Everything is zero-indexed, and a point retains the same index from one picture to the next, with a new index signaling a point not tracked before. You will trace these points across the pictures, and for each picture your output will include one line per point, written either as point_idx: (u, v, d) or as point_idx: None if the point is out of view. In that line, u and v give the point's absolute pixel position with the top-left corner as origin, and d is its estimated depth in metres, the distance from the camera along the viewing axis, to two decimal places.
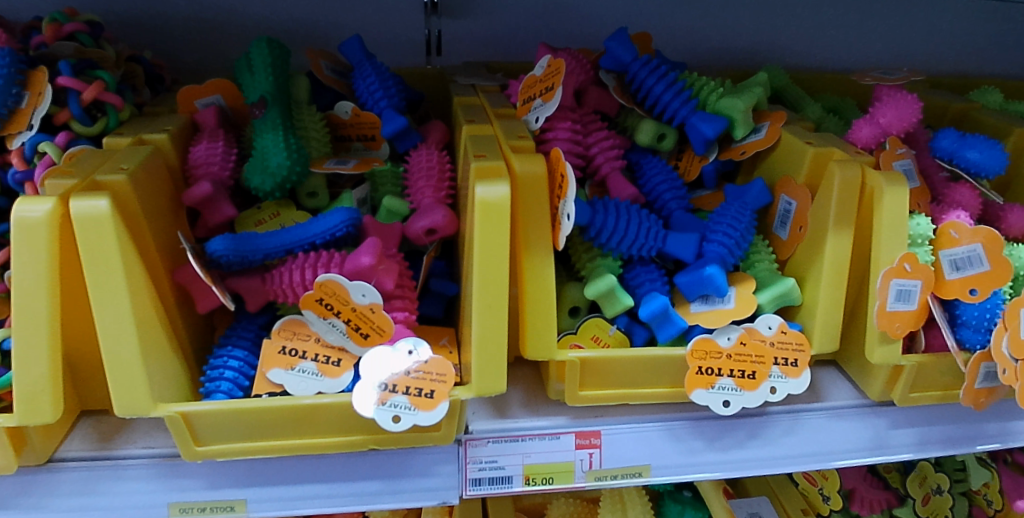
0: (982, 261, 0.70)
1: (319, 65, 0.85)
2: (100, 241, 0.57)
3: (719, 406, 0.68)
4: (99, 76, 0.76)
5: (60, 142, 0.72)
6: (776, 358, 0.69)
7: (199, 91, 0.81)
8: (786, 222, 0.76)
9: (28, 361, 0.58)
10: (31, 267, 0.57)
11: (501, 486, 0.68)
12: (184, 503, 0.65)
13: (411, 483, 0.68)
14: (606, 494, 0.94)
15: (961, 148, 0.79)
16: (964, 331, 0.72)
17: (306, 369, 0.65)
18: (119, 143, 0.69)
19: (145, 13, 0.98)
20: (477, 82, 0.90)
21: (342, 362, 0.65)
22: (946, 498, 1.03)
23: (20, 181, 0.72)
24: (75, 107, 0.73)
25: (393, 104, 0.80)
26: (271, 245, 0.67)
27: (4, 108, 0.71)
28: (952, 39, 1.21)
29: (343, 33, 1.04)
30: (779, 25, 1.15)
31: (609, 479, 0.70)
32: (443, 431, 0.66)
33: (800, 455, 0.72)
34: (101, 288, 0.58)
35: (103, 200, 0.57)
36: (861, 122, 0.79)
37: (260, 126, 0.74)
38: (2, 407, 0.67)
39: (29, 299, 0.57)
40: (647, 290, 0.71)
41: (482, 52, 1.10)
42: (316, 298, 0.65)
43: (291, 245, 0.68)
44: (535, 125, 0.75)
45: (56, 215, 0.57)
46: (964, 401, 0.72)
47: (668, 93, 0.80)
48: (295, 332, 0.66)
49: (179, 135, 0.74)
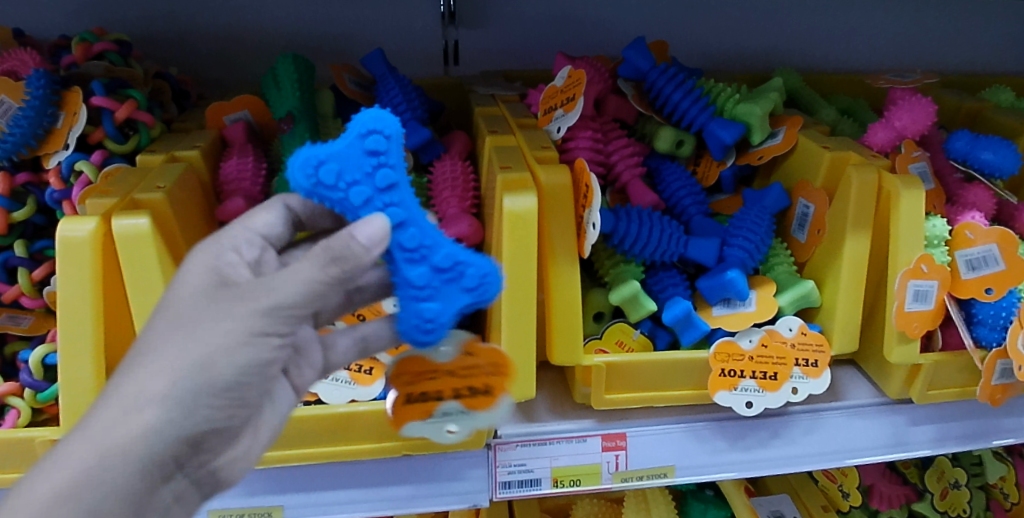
0: (998, 260, 0.72)
1: (343, 78, 0.88)
2: (142, 258, 0.59)
3: (742, 407, 0.70)
4: (131, 95, 0.78)
5: (96, 160, 0.74)
6: (798, 358, 0.71)
7: (226, 108, 0.83)
8: (804, 225, 0.77)
9: (74, 370, 0.61)
10: (76, 284, 0.59)
11: (529, 488, 0.69)
12: (222, 510, 0.67)
13: (443, 487, 0.70)
14: (630, 494, 0.97)
15: (975, 149, 0.81)
16: (981, 329, 0.73)
17: (451, 412, 0.63)
18: (153, 160, 0.71)
19: (169, 31, 1.01)
20: (496, 92, 0.92)
21: (494, 391, 0.62)
22: (965, 492, 1.04)
23: (58, 200, 0.74)
24: (109, 126, 0.75)
25: (416, 116, 0.82)
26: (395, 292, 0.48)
27: (40, 128, 0.73)
28: (962, 39, 1.22)
29: (362, 46, 1.06)
30: (791, 27, 1.16)
31: (635, 480, 0.71)
32: (474, 436, 0.68)
33: (822, 452, 0.73)
34: (144, 300, 0.60)
35: (142, 218, 0.58)
36: (877, 125, 0.80)
37: (289, 141, 0.76)
38: (46, 420, 0.69)
39: (75, 314, 0.59)
40: (670, 295, 0.73)
41: (499, 60, 1.11)
42: (479, 347, 0.61)
43: (404, 221, 0.47)
44: (557, 134, 0.78)
45: (99, 234, 0.59)
46: (981, 398, 0.74)
47: (686, 100, 0.82)
48: (425, 374, 0.61)
49: (210, 151, 0.76)
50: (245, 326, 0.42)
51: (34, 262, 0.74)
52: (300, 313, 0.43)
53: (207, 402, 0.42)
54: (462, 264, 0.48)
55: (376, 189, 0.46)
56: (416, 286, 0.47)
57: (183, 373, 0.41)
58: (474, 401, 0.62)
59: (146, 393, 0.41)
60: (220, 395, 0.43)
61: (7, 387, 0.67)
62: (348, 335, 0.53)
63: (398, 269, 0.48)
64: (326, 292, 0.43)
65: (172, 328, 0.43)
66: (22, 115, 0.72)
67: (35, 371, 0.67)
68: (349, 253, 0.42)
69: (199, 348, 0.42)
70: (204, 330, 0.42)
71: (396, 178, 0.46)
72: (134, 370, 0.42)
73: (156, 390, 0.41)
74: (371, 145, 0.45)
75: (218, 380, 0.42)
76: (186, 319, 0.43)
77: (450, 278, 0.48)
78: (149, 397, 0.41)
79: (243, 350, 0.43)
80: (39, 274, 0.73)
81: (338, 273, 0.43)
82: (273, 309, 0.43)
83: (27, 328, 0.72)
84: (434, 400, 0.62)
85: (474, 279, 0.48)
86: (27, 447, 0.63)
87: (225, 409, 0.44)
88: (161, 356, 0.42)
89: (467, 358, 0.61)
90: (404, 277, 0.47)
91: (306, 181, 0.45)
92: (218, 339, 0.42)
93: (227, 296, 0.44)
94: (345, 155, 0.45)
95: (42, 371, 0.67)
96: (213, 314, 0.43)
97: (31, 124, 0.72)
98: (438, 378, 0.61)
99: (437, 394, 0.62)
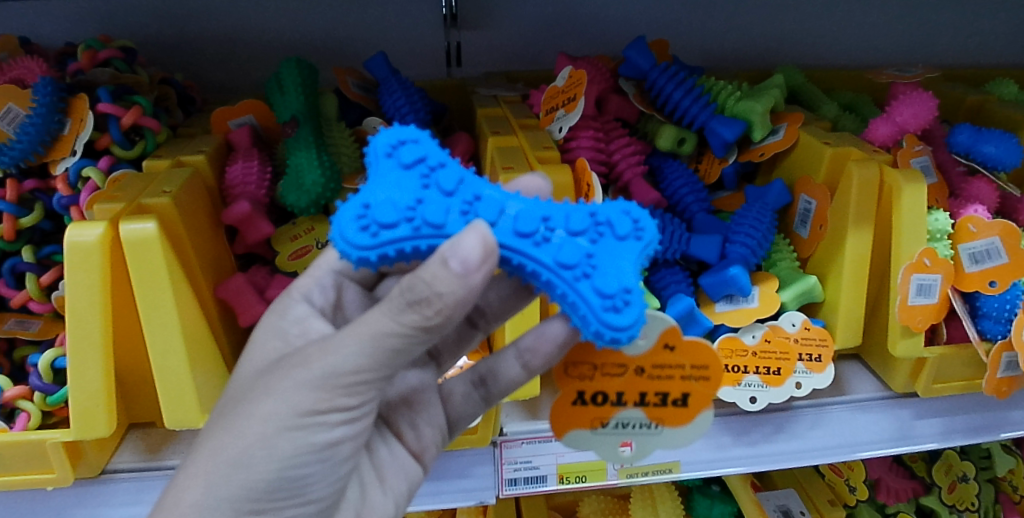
0: (1001, 253, 0.71)
1: (345, 82, 0.89)
2: (148, 262, 0.60)
3: (746, 403, 0.70)
4: (136, 101, 0.79)
5: (102, 167, 0.75)
6: (801, 352, 0.71)
7: (232, 112, 0.84)
8: (806, 221, 0.78)
9: (82, 373, 0.61)
10: (84, 288, 0.59)
11: (536, 485, 0.71)
12: None
13: (450, 485, 0.71)
14: (637, 490, 0.97)
15: (977, 143, 0.81)
16: (985, 322, 0.73)
17: (633, 423, 0.61)
18: (159, 166, 0.72)
19: (174, 36, 1.02)
20: (499, 93, 0.94)
21: (691, 404, 0.60)
22: (972, 485, 1.04)
23: (65, 206, 0.75)
24: (116, 132, 0.76)
25: (419, 118, 0.83)
26: (558, 285, 0.46)
27: (47, 135, 0.74)
28: (966, 31, 1.22)
29: (366, 50, 1.07)
30: (793, 23, 1.16)
31: (640, 476, 0.72)
32: (480, 433, 0.69)
33: (827, 447, 0.73)
34: (151, 303, 0.61)
35: (150, 223, 0.59)
36: (879, 119, 0.79)
37: (294, 145, 0.76)
38: (56, 422, 0.70)
39: (83, 318, 0.60)
40: (672, 292, 0.73)
41: (501, 61, 1.12)
42: (683, 346, 0.58)
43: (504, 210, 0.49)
44: (558, 134, 0.79)
45: (107, 239, 0.59)
46: (987, 391, 0.73)
47: (687, 99, 0.82)
48: (608, 371, 0.59)
49: (214, 155, 0.77)
50: (287, 411, 0.47)
51: (41, 267, 0.75)
52: (346, 383, 0.47)
53: (251, 505, 0.48)
54: (600, 214, 0.49)
55: (447, 194, 0.49)
56: (573, 260, 0.47)
57: (225, 477, 0.47)
58: (663, 414, 0.61)
59: (187, 507, 0.46)
60: (266, 490, 0.48)
61: (17, 390, 0.68)
62: (511, 359, 0.59)
63: (540, 257, 0.47)
64: (380, 351, 0.45)
65: (217, 424, 0.49)
66: (30, 123, 0.73)
67: (45, 374, 0.68)
68: (433, 278, 0.41)
69: (237, 448, 0.47)
70: (244, 421, 0.47)
71: (458, 174, 0.50)
72: (190, 468, 0.48)
73: (196, 500, 0.46)
74: (411, 156, 0.50)
75: (258, 474, 0.47)
76: (230, 414, 0.49)
77: (602, 231, 0.48)
78: (187, 506, 0.46)
79: (283, 437, 0.47)
80: (48, 279, 0.73)
81: (418, 314, 0.43)
82: (315, 385, 0.47)
83: (35, 333, 0.72)
84: (612, 408, 0.61)
85: (627, 220, 0.49)
86: (38, 449, 0.64)
87: (280, 502, 0.49)
88: (204, 457, 0.48)
89: (662, 354, 0.58)
90: (554, 260, 0.47)
91: (368, 234, 0.46)
92: (258, 434, 0.47)
93: (273, 377, 0.48)
94: (392, 185, 0.49)
95: (52, 374, 0.68)
96: (254, 403, 0.48)
97: (38, 132, 0.73)
98: (624, 376, 0.59)
99: (617, 400, 0.60)
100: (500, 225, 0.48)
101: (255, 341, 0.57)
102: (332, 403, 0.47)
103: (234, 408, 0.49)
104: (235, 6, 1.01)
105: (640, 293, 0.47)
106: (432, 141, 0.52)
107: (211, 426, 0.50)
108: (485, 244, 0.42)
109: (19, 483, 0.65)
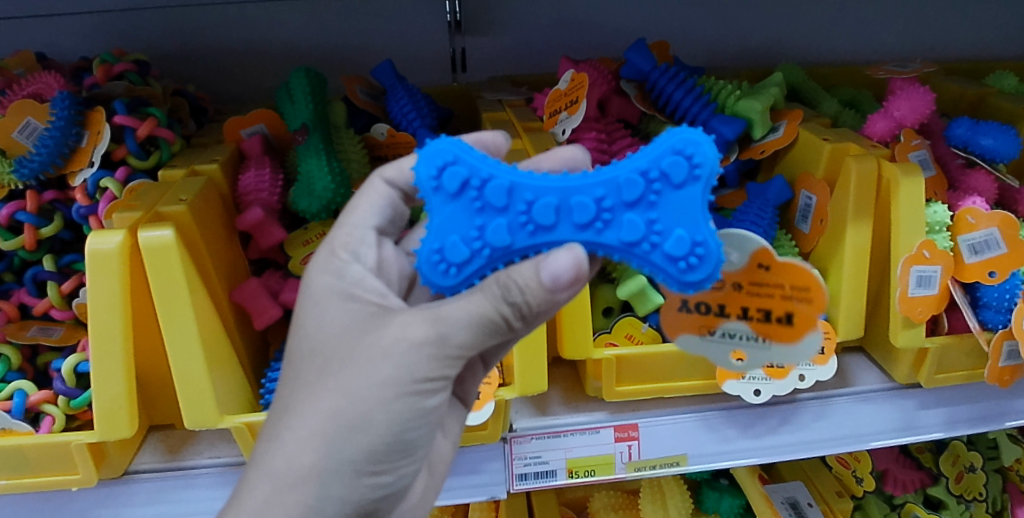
0: (999, 244, 0.73)
1: (354, 91, 0.92)
2: (166, 267, 0.61)
3: (751, 395, 0.72)
4: (151, 112, 0.81)
5: (120, 177, 0.77)
6: (791, 309, 0.61)
7: (244, 121, 0.86)
8: (807, 216, 0.79)
9: (105, 379, 0.63)
10: (105, 294, 0.62)
11: (546, 480, 0.72)
12: None
13: (462, 480, 0.73)
14: (646, 485, 0.99)
15: (975, 135, 0.82)
16: (986, 312, 0.74)
17: (738, 335, 0.62)
18: (175, 175, 0.74)
19: (186, 49, 1.05)
20: (504, 97, 0.96)
21: (796, 323, 0.61)
22: (980, 475, 1.04)
23: (84, 215, 0.77)
24: (131, 143, 0.79)
25: (427, 123, 0.85)
26: (632, 261, 0.47)
27: (66, 147, 0.76)
28: (965, 24, 1.23)
29: (372, 59, 1.09)
30: (794, 21, 1.18)
31: (648, 469, 0.73)
32: (490, 430, 0.71)
33: (834, 437, 0.74)
34: (169, 308, 0.63)
35: (168, 230, 0.61)
36: (876, 116, 0.81)
37: (304, 152, 0.78)
38: (79, 426, 0.72)
39: (104, 323, 0.62)
40: None
41: (505, 66, 1.14)
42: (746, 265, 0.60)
43: (559, 203, 0.47)
44: (562, 136, 0.81)
45: (126, 246, 0.61)
46: (990, 379, 0.74)
47: (687, 98, 0.84)
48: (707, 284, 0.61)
49: (228, 164, 0.79)
50: (402, 378, 0.47)
51: (62, 275, 0.78)
52: (458, 353, 0.47)
53: (370, 468, 0.49)
54: (659, 220, 0.46)
55: (501, 210, 0.47)
56: (637, 238, 0.46)
57: (345, 442, 0.47)
58: (770, 329, 0.61)
59: (306, 469, 0.47)
60: (381, 458, 0.49)
61: (41, 394, 0.70)
62: None
63: (606, 240, 0.47)
64: (487, 317, 0.45)
65: (318, 385, 0.48)
66: (48, 136, 0.75)
67: (68, 378, 0.70)
68: (524, 287, 0.44)
69: (355, 415, 0.47)
70: (356, 388, 0.47)
71: (506, 182, 0.47)
72: (298, 432, 0.48)
73: (312, 463, 0.47)
74: (455, 184, 0.47)
75: (372, 440, 0.48)
76: (334, 379, 0.48)
77: (658, 190, 0.46)
78: (305, 468, 0.47)
79: (398, 405, 0.47)
80: (68, 287, 0.76)
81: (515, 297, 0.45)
82: (430, 353, 0.46)
83: (58, 339, 0.74)
84: (716, 319, 0.62)
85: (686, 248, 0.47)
86: (63, 451, 0.66)
87: (390, 467, 0.50)
88: (314, 420, 0.47)
89: (758, 272, 0.60)
90: (619, 240, 0.47)
91: (448, 277, 0.48)
92: (372, 402, 0.47)
93: (379, 340, 0.47)
94: (450, 223, 0.48)
95: (74, 378, 0.70)
96: (365, 365, 0.47)
97: (58, 144, 0.76)
98: (723, 290, 0.61)
99: (720, 311, 0.61)
100: (561, 223, 0.47)
101: (311, 298, 0.53)
102: (441, 371, 0.47)
103: (339, 368, 0.48)
104: (244, 19, 1.04)
105: (709, 232, 0.47)
106: (472, 153, 0.48)
107: (315, 384, 0.49)
108: (580, 267, 0.44)
109: (44, 484, 0.67)
